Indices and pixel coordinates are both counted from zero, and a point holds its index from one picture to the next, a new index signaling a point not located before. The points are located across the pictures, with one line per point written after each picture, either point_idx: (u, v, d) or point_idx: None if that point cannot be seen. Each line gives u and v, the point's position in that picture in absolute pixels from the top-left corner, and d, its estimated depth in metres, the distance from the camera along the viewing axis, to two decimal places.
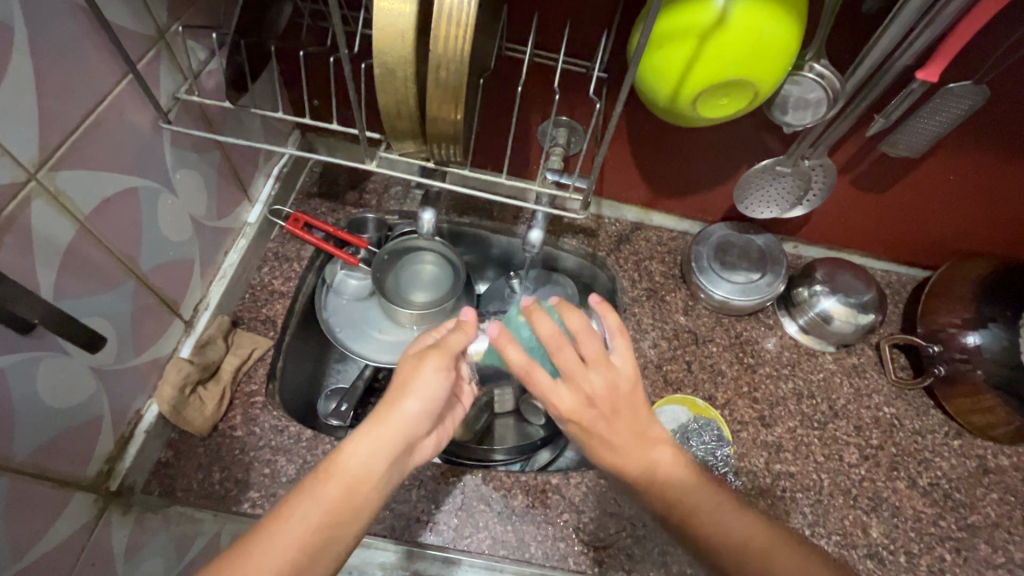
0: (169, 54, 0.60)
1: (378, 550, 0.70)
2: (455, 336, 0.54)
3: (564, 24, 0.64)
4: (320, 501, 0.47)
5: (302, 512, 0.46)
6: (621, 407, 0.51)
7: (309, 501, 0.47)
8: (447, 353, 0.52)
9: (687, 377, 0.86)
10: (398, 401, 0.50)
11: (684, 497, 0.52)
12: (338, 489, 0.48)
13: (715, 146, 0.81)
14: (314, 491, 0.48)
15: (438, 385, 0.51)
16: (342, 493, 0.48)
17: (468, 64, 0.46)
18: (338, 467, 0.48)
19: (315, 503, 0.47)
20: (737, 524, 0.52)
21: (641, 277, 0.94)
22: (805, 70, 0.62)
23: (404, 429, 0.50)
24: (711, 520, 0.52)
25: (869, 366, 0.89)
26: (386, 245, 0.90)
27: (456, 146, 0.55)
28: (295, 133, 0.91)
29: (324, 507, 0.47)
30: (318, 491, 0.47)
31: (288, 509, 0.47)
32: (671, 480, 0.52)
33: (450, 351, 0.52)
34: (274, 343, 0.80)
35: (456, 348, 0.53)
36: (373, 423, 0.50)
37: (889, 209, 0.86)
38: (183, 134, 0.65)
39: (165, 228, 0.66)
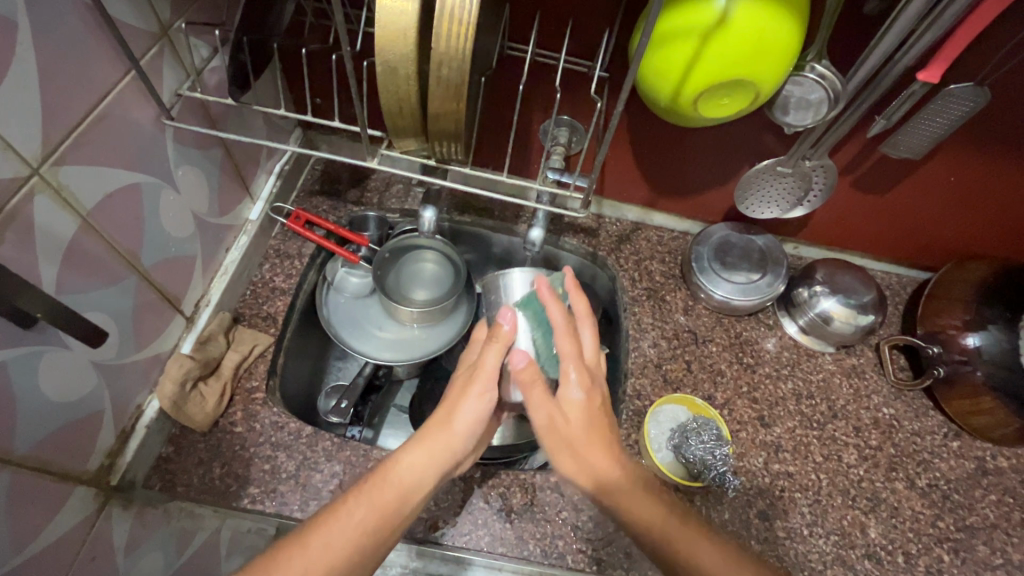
0: (172, 50, 0.60)
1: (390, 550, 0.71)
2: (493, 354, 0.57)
3: (566, 23, 0.64)
4: (372, 504, 0.51)
5: (353, 512, 0.50)
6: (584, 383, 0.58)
7: (359, 502, 0.51)
8: (486, 377, 0.56)
9: (686, 376, 0.86)
10: (443, 413, 0.56)
11: (609, 485, 0.52)
12: (393, 493, 0.52)
13: (716, 147, 0.81)
14: (367, 493, 0.51)
15: (481, 407, 0.56)
16: (397, 496, 0.52)
17: (470, 62, 0.46)
18: (392, 472, 0.53)
19: (367, 506, 0.51)
20: (644, 506, 0.52)
21: (641, 276, 0.94)
22: (806, 71, 0.62)
23: (453, 440, 0.55)
24: (626, 502, 0.52)
25: (868, 367, 0.89)
26: (387, 244, 0.90)
27: (458, 144, 0.55)
28: (297, 130, 0.91)
29: (380, 511, 0.50)
30: (371, 492, 0.51)
31: (341, 506, 0.50)
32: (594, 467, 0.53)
33: (490, 375, 0.56)
34: (275, 340, 0.80)
35: (495, 371, 0.57)
36: (426, 432, 0.55)
37: (890, 211, 0.86)
38: (185, 130, 0.65)
39: (167, 223, 0.66)
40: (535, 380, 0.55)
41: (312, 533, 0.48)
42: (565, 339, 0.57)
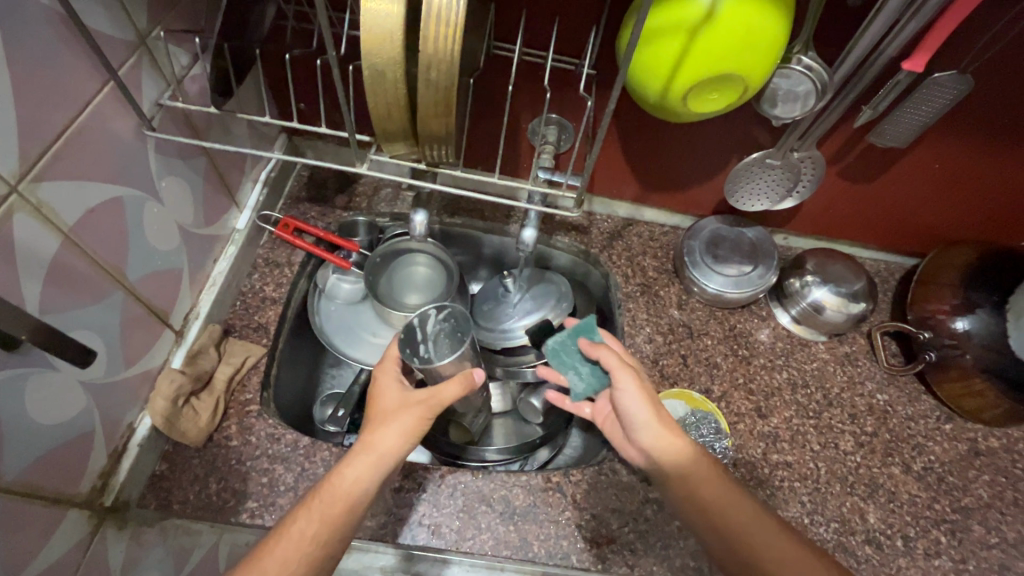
0: (150, 59, 0.58)
1: (378, 554, 0.69)
2: (447, 387, 0.61)
3: (551, 22, 0.63)
4: (316, 515, 0.54)
5: (301, 526, 0.54)
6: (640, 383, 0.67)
7: (307, 518, 0.54)
8: (428, 404, 0.60)
9: (682, 370, 0.86)
10: (381, 429, 0.58)
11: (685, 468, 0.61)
12: (337, 505, 0.55)
13: (704, 141, 0.81)
14: (315, 508, 0.55)
15: (418, 425, 0.59)
16: (341, 508, 0.55)
17: (459, 64, 0.46)
18: (335, 487, 0.56)
19: (314, 519, 0.54)
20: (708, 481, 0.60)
21: (634, 273, 0.94)
22: (793, 63, 0.61)
23: (393, 453, 0.58)
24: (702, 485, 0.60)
25: (860, 355, 0.90)
26: (378, 249, 0.90)
27: (449, 148, 0.55)
28: (282, 137, 0.90)
29: (326, 522, 0.54)
30: (318, 508, 0.55)
31: (292, 523, 0.54)
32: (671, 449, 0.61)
33: (438, 402, 0.60)
34: (267, 351, 0.78)
35: (443, 400, 0.61)
36: (367, 446, 0.58)
37: (876, 199, 0.87)
38: (167, 141, 0.63)
39: (152, 237, 0.65)
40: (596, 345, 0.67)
41: (267, 548, 0.53)
42: (608, 354, 0.66)
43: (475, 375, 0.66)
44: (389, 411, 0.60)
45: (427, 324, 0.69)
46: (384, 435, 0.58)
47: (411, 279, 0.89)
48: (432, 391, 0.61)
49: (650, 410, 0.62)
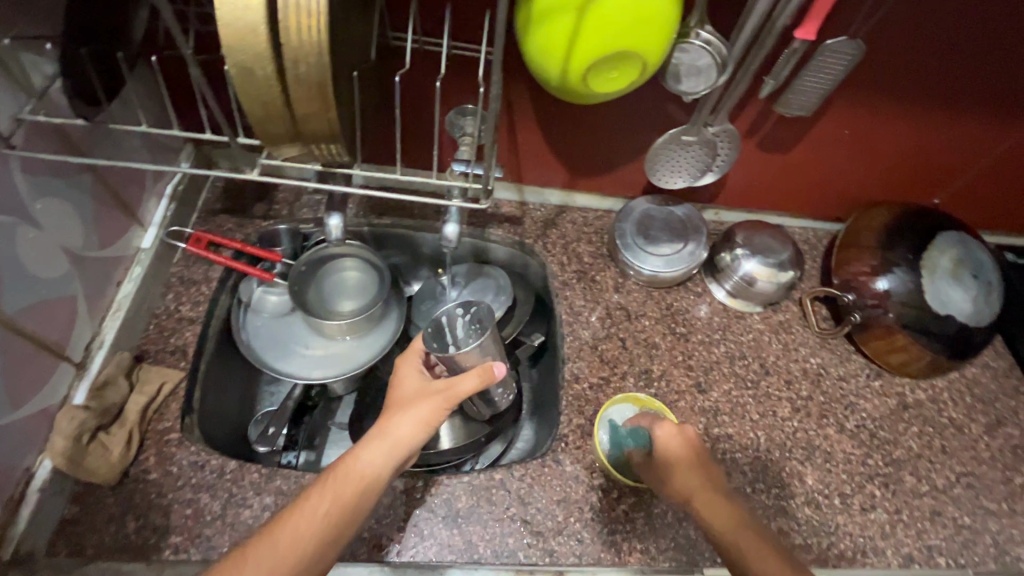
0: (2, 70, 0.53)
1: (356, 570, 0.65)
2: (464, 380, 0.63)
3: (446, 6, 0.61)
4: (331, 494, 0.56)
5: (319, 501, 0.56)
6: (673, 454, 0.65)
7: (326, 494, 0.56)
8: (445, 395, 0.63)
9: (623, 353, 0.86)
10: (400, 415, 0.62)
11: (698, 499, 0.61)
12: (353, 486, 0.57)
13: (624, 122, 0.81)
14: (333, 485, 0.57)
15: (435, 415, 0.62)
16: (354, 488, 0.57)
17: (330, 55, 0.43)
18: (355, 466, 0.58)
19: (328, 497, 0.56)
20: (720, 512, 0.59)
21: (570, 260, 0.93)
22: (692, 38, 0.61)
23: (407, 441, 0.61)
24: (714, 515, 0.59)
25: (794, 321, 0.92)
26: (302, 257, 0.86)
27: (338, 145, 0.52)
28: (187, 147, 0.84)
29: (339, 502, 0.56)
30: (336, 485, 0.57)
31: (313, 496, 0.56)
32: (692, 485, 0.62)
33: (454, 395, 0.63)
34: (186, 375, 0.74)
35: (459, 393, 0.63)
36: (386, 431, 0.61)
37: (796, 168, 0.89)
38: (38, 159, 0.58)
39: (32, 265, 0.59)
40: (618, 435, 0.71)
41: (289, 517, 0.55)
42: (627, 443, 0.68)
43: (496, 370, 0.65)
44: (408, 399, 0.64)
45: (456, 324, 0.74)
46: (403, 422, 0.61)
47: (358, 286, 0.87)
48: (452, 383, 0.64)
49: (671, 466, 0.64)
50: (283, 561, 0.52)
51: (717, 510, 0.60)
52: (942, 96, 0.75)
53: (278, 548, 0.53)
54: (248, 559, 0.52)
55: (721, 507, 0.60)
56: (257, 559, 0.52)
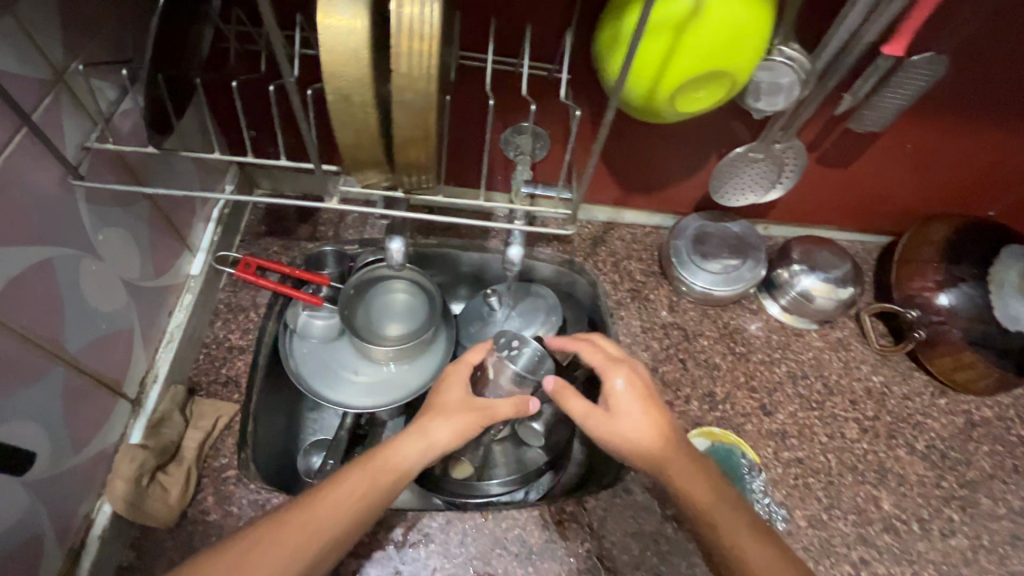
0: (71, 96, 0.50)
1: None
2: (502, 405, 0.63)
3: (524, 25, 0.60)
4: (367, 478, 0.55)
5: (349, 489, 0.54)
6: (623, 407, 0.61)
7: (357, 477, 0.55)
8: (486, 415, 0.62)
9: (684, 376, 0.84)
10: (438, 421, 0.60)
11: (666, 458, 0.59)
12: (387, 476, 0.56)
13: (684, 140, 0.79)
14: (367, 470, 0.55)
15: (473, 428, 0.62)
16: (388, 479, 0.56)
17: (438, 81, 0.41)
18: (389, 458, 0.57)
19: (363, 480, 0.55)
20: (694, 477, 0.57)
21: (622, 278, 0.91)
22: (774, 54, 0.59)
23: (444, 446, 0.59)
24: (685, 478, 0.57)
25: (852, 339, 0.90)
26: (350, 280, 0.83)
27: (428, 173, 0.49)
28: (233, 170, 0.82)
29: (373, 488, 0.55)
30: (370, 472, 0.55)
31: (343, 483, 0.54)
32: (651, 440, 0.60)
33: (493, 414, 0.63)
34: (240, 408, 0.71)
35: (496, 413, 0.63)
36: (424, 433, 0.59)
37: (853, 183, 0.87)
38: (102, 188, 0.55)
39: (93, 299, 0.56)
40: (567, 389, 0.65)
41: (320, 497, 0.53)
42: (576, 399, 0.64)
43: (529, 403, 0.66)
44: (450, 407, 0.62)
45: (520, 352, 0.70)
46: (440, 428, 0.60)
47: (411, 311, 0.84)
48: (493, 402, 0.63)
49: (627, 419, 0.61)
50: (308, 542, 0.50)
51: (691, 472, 0.57)
52: (1011, 111, 0.73)
53: (305, 527, 0.51)
54: (279, 526, 0.50)
55: (694, 470, 0.58)
56: (281, 534, 0.50)
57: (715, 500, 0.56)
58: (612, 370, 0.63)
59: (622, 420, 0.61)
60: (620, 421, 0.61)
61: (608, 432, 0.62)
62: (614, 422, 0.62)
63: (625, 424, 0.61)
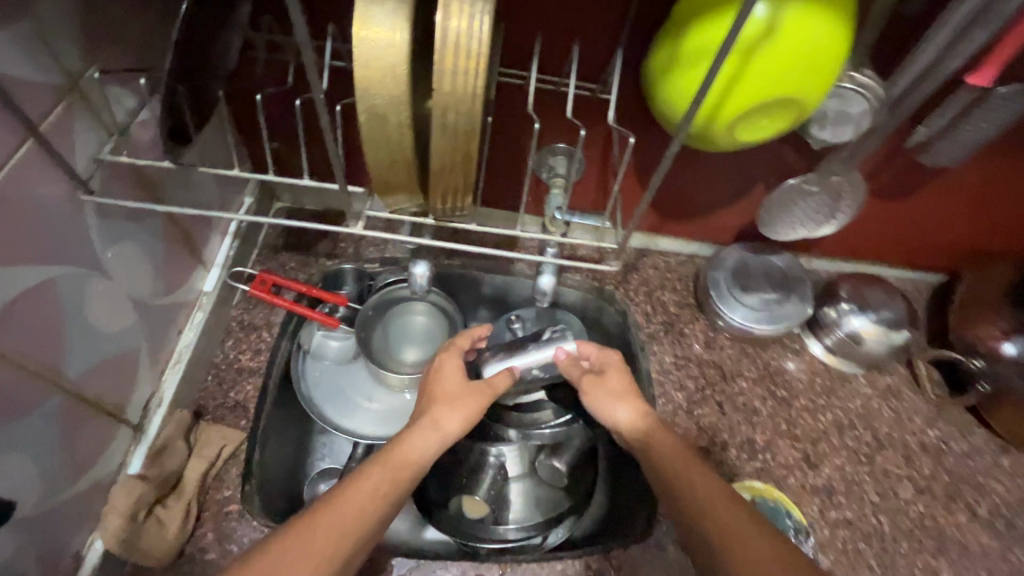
0: (86, 105, 0.47)
1: None
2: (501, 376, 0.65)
3: (571, 40, 0.56)
4: (387, 471, 0.53)
5: (374, 481, 0.52)
6: (611, 376, 0.66)
7: (378, 470, 0.53)
8: (487, 394, 0.63)
9: (721, 420, 0.78)
10: (445, 411, 0.60)
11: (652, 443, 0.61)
12: (406, 469, 0.55)
13: (730, 167, 0.74)
14: (386, 464, 0.54)
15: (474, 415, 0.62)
16: (407, 470, 0.55)
17: (484, 104, 0.36)
18: (405, 448, 0.56)
19: (382, 471, 0.53)
20: (681, 462, 0.57)
21: (655, 310, 0.86)
22: (844, 80, 0.54)
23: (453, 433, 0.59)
24: (669, 463, 0.58)
25: (904, 387, 0.83)
26: (370, 300, 0.79)
27: (467, 199, 0.44)
28: (253, 181, 0.78)
29: (395, 482, 0.53)
30: (389, 466, 0.54)
31: (363, 478, 0.52)
32: (635, 428, 0.63)
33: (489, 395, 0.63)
34: (246, 435, 0.66)
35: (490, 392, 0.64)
36: (435, 424, 0.59)
37: (910, 218, 0.81)
38: (115, 204, 0.52)
39: (100, 321, 0.52)
40: (574, 362, 0.69)
41: (344, 495, 0.50)
42: (572, 367, 0.68)
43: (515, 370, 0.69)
44: (452, 395, 0.62)
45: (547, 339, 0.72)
46: (447, 419, 0.60)
47: (431, 334, 0.79)
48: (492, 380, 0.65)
49: (610, 401, 0.65)
50: (345, 537, 0.47)
51: (671, 458, 0.58)
52: None
53: (339, 521, 0.48)
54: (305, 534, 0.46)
55: (671, 440, 0.60)
56: (314, 533, 0.46)
57: (686, 460, 0.57)
58: (599, 352, 0.69)
59: (607, 392, 0.66)
60: (605, 401, 0.65)
61: (595, 394, 0.66)
62: (605, 393, 0.66)
63: (608, 404, 0.65)
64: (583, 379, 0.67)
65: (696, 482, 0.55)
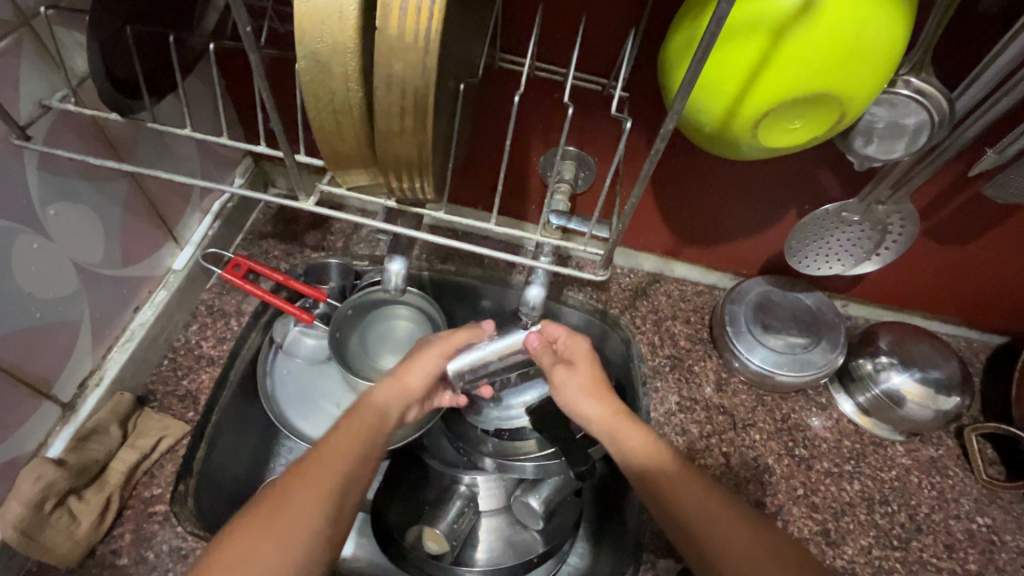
0: (36, 45, 0.44)
1: None
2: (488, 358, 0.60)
3: (579, 21, 0.50)
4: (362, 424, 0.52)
5: (352, 426, 0.51)
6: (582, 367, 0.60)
7: (348, 420, 0.52)
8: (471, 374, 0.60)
9: (727, 475, 0.67)
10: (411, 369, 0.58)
11: (668, 482, 0.51)
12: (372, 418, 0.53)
13: (758, 186, 0.66)
14: (353, 415, 0.53)
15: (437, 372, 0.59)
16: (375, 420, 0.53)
17: (436, 54, 0.30)
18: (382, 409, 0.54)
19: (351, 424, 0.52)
20: (701, 502, 0.49)
21: (662, 342, 0.76)
22: (897, 86, 0.45)
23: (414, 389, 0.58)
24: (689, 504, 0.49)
25: (950, 462, 0.71)
26: (349, 298, 0.72)
27: (426, 178, 0.37)
28: (246, 161, 0.73)
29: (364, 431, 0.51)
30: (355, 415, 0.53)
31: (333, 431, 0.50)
32: (646, 458, 0.53)
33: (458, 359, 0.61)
34: (192, 429, 0.61)
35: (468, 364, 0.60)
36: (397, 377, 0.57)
37: (966, 267, 0.70)
38: (60, 156, 0.48)
39: (26, 282, 0.48)
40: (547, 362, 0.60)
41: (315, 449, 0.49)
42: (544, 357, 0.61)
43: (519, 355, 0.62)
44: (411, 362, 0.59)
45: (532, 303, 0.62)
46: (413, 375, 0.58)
47: (414, 340, 0.72)
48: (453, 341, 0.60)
49: (582, 402, 0.58)
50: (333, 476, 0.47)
51: (674, 492, 0.50)
52: None
53: (326, 462, 0.47)
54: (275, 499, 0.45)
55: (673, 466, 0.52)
56: (302, 485, 0.45)
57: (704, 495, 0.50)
58: (568, 337, 0.62)
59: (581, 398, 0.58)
60: (574, 396, 0.58)
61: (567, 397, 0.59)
62: (574, 386, 0.59)
63: (579, 400, 0.58)
64: (554, 371, 0.59)
65: (719, 525, 0.48)
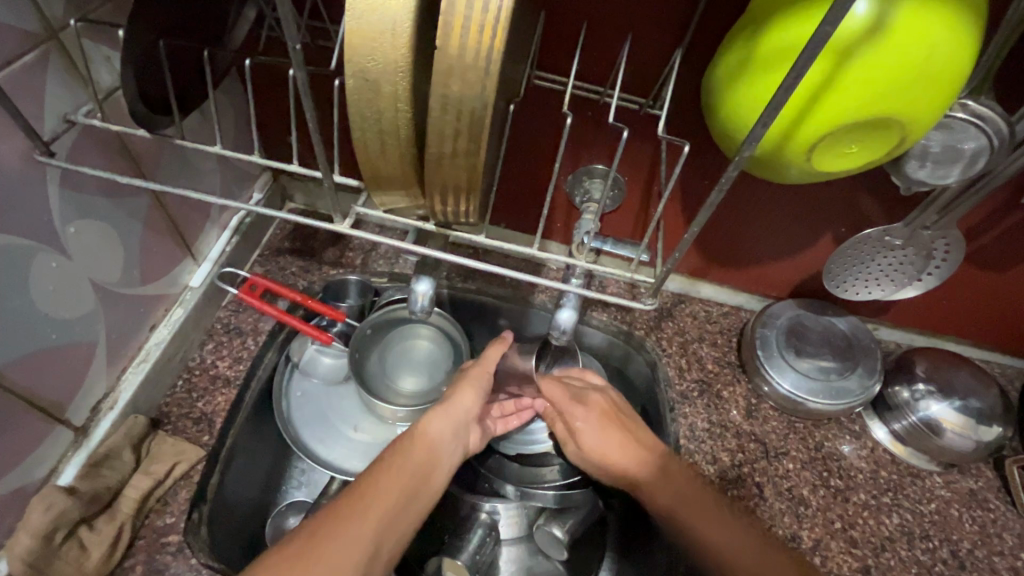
0: (64, 59, 0.42)
1: None
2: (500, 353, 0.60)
3: (621, 38, 0.48)
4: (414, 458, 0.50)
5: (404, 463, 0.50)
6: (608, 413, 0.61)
7: (399, 456, 0.50)
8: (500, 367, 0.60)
9: (759, 507, 0.65)
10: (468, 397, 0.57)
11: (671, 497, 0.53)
12: (423, 451, 0.51)
13: (793, 206, 0.64)
14: (408, 449, 0.51)
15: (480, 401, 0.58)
16: (427, 457, 0.51)
17: (496, 75, 0.29)
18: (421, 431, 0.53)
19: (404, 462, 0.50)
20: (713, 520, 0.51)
21: (690, 365, 0.74)
22: (954, 108, 0.44)
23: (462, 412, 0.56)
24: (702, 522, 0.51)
25: (990, 494, 0.68)
26: (369, 317, 0.70)
27: (472, 203, 0.36)
28: (265, 176, 0.71)
29: (414, 465, 0.50)
30: (409, 451, 0.51)
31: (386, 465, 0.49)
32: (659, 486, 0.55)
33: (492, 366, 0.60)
34: (207, 454, 0.58)
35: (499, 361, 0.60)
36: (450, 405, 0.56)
37: (1007, 292, 0.68)
38: (83, 173, 0.47)
39: (44, 303, 0.46)
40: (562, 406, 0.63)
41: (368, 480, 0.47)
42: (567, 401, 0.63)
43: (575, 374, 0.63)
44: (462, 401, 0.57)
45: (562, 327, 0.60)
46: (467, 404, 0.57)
47: (436, 361, 0.70)
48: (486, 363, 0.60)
49: (613, 453, 0.58)
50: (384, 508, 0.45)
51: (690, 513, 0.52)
52: None
53: (377, 493, 0.46)
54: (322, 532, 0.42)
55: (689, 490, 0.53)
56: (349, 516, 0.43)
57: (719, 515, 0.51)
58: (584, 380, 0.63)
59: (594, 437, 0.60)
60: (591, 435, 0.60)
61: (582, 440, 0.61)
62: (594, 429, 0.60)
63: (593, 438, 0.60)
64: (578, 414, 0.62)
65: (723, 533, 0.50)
